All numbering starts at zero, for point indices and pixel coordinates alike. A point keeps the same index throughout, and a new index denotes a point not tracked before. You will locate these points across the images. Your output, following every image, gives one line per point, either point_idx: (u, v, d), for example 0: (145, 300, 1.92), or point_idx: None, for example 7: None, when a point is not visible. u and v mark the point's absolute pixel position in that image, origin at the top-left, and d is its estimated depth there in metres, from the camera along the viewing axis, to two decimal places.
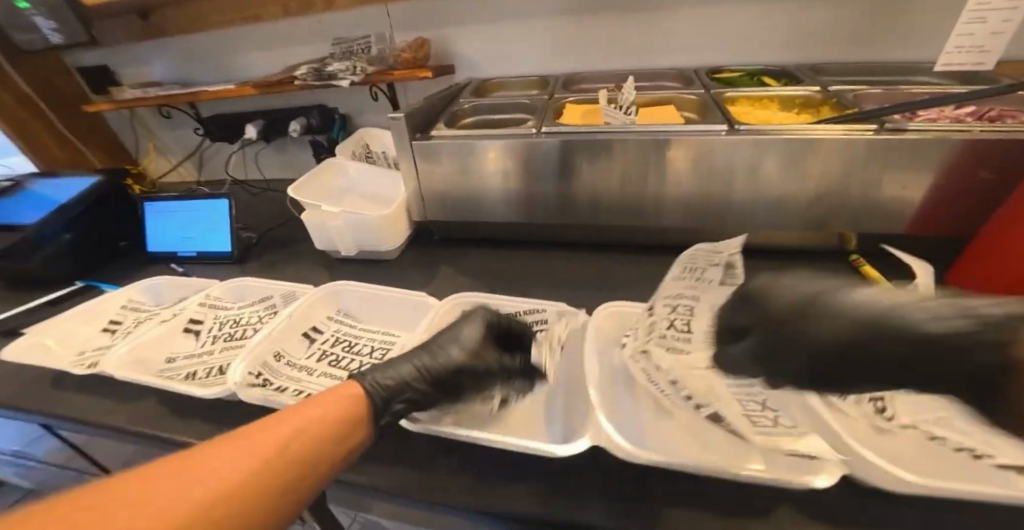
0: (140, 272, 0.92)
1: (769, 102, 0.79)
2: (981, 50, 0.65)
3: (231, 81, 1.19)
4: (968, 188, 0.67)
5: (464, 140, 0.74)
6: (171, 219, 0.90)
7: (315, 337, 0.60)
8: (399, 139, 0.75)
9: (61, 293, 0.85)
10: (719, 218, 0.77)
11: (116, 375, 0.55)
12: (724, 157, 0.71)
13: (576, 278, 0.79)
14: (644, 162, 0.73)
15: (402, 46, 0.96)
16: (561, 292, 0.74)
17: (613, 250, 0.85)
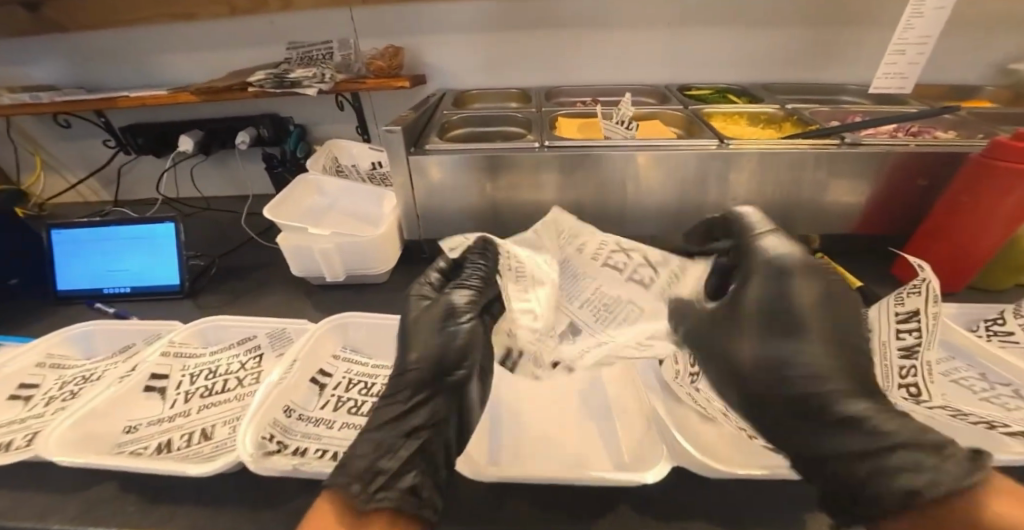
0: (49, 316, 0.74)
1: (739, 118, 0.83)
2: (902, 77, 0.69)
3: (152, 86, 1.02)
4: (910, 193, 0.76)
5: (464, 153, 0.70)
6: (92, 250, 0.74)
7: (324, 380, 0.52)
8: (392, 152, 0.69)
9: None
10: None
11: (60, 460, 0.43)
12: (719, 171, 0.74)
13: None
14: (645, 175, 0.74)
15: (374, 54, 0.90)
16: None
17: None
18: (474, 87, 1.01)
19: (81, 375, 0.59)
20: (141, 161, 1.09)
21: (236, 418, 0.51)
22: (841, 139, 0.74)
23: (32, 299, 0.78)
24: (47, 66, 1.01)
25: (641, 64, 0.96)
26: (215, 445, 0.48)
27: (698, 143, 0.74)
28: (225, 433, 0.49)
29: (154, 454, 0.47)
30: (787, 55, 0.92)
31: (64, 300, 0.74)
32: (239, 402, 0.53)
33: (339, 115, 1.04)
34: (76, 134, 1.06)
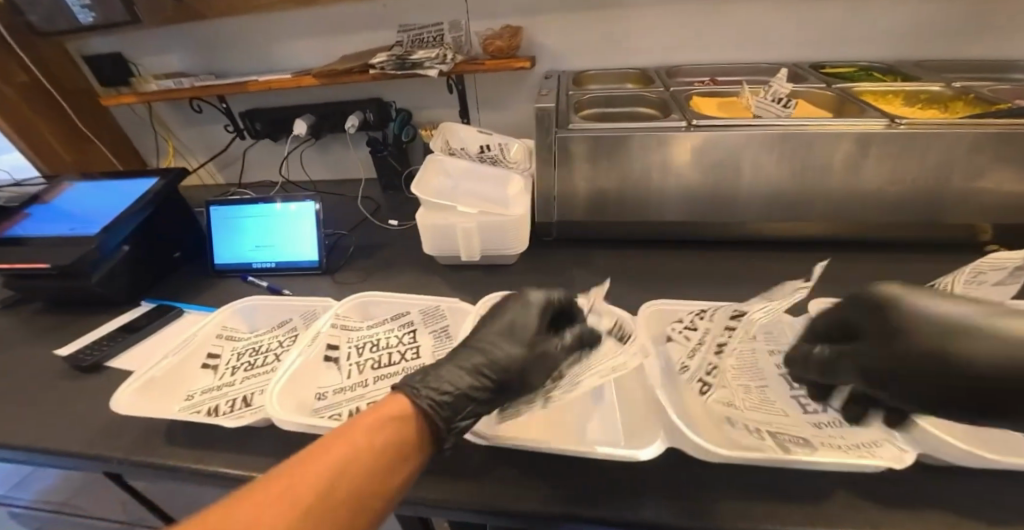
0: (206, 288, 0.80)
1: (893, 98, 0.77)
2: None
3: (269, 72, 1.06)
4: None
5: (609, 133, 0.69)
6: (244, 228, 0.80)
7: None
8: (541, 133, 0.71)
9: (122, 316, 0.72)
10: (859, 215, 0.75)
11: (279, 422, 0.45)
12: (880, 152, 0.69)
13: (717, 276, 0.75)
14: (790, 157, 0.70)
15: (490, 34, 0.88)
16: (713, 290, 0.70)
17: (736, 246, 0.82)
18: (585, 68, 0.98)
19: (252, 347, 0.63)
20: (257, 145, 1.14)
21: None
22: None
23: (187, 272, 0.85)
24: (177, 55, 1.08)
25: (768, 39, 0.91)
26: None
27: (859, 122, 0.69)
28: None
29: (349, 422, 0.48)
30: (935, 26, 0.85)
31: (219, 272, 0.81)
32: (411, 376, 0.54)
33: (443, 98, 1.05)
34: (202, 119, 1.13)
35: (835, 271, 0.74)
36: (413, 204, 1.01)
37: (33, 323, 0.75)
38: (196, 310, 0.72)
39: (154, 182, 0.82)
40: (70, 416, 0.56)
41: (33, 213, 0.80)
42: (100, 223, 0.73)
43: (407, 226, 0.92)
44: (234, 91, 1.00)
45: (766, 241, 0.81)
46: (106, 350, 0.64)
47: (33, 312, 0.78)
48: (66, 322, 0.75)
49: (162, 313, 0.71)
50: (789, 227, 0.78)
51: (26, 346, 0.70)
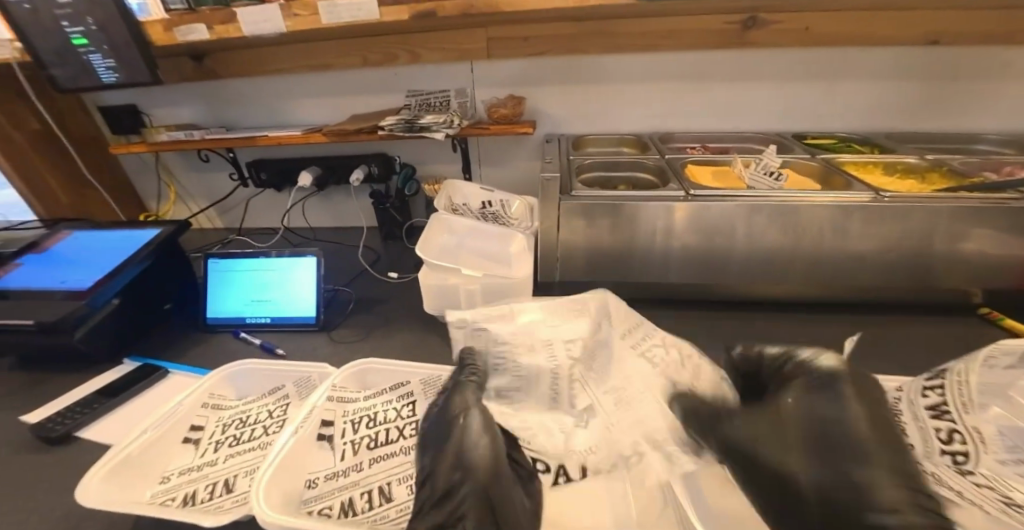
0: (196, 344, 0.77)
1: (873, 168, 0.82)
2: None
3: (277, 127, 1.09)
4: None
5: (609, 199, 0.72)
6: (243, 280, 0.78)
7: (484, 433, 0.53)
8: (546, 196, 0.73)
9: (104, 375, 0.69)
10: (854, 279, 0.76)
11: (265, 523, 0.42)
12: (868, 222, 0.72)
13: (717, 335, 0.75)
14: (790, 225, 0.72)
15: (496, 102, 0.93)
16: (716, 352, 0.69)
17: (738, 306, 0.82)
18: (584, 132, 1.02)
19: (239, 417, 0.60)
20: (259, 195, 1.16)
21: (414, 477, 0.50)
22: (1016, 193, 0.70)
23: (177, 326, 0.82)
24: (190, 110, 1.12)
25: (757, 111, 0.96)
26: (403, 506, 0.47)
27: (848, 194, 0.72)
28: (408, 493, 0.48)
29: (341, 517, 0.45)
30: (905, 106, 0.92)
31: (210, 326, 0.79)
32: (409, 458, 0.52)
33: (446, 156, 1.08)
34: (207, 169, 1.15)
35: (838, 334, 0.74)
36: (413, 258, 1.01)
37: (8, 382, 0.71)
38: (184, 369, 0.69)
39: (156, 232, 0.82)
40: (38, 486, 0.52)
41: (23, 261, 0.77)
42: (93, 275, 0.71)
43: (407, 280, 0.91)
44: (242, 145, 1.03)
45: (765, 302, 0.82)
46: (83, 417, 0.60)
47: (9, 365, 0.75)
48: (43, 381, 0.71)
49: (147, 373, 0.67)
50: (790, 290, 0.79)
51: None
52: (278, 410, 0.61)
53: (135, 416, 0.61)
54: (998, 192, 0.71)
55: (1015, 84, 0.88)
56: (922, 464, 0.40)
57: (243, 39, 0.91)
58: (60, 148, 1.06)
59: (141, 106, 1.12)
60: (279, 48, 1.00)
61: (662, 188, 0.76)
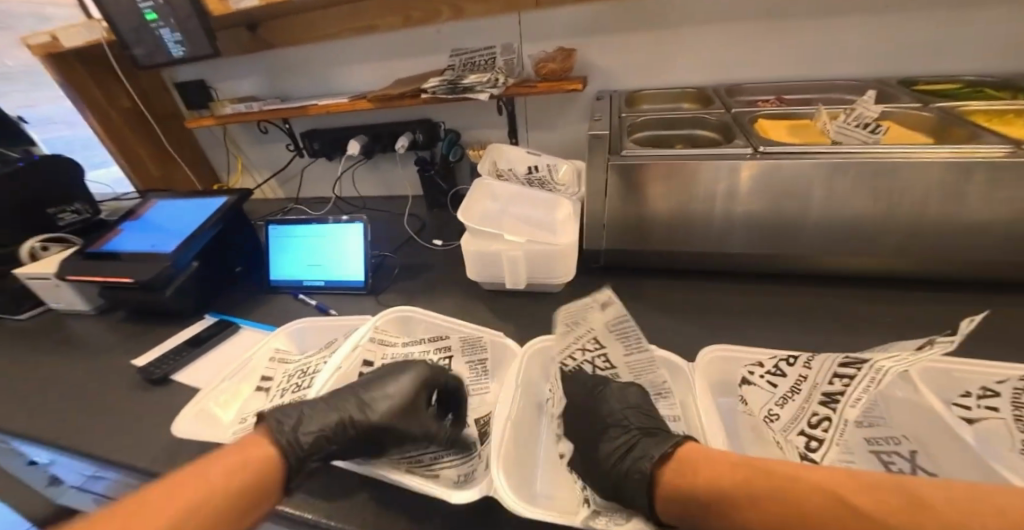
0: (262, 305, 0.83)
1: (1013, 118, 0.65)
2: None
3: (329, 94, 1.11)
4: None
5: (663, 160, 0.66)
6: (299, 246, 0.83)
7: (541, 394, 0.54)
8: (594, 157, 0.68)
9: (189, 329, 0.77)
10: (974, 254, 0.63)
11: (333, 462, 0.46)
12: (995, 187, 0.58)
13: (784, 313, 0.67)
14: (887, 190, 0.61)
15: (543, 56, 0.87)
16: (779, 333, 0.62)
17: (813, 282, 0.72)
18: (640, 85, 0.92)
19: (300, 369, 0.63)
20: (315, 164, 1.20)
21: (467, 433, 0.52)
22: None
23: (246, 287, 0.89)
24: (252, 81, 1.17)
25: (855, 51, 0.80)
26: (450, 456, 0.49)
27: (974, 149, 0.58)
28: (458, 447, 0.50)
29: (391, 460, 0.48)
30: None
31: (272, 290, 0.85)
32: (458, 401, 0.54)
33: (492, 119, 1.05)
34: (270, 139, 1.21)
35: (939, 316, 0.63)
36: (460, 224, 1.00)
37: (115, 335, 0.81)
38: (252, 327, 0.76)
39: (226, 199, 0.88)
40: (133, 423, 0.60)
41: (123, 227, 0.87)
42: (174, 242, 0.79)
43: (452, 247, 0.91)
44: (297, 113, 1.06)
45: (847, 278, 0.71)
46: (172, 367, 0.68)
47: (115, 318, 0.86)
48: (142, 334, 0.80)
49: (221, 330, 0.75)
50: (883, 263, 0.67)
51: (108, 358, 0.76)
52: (335, 361, 0.62)
53: (213, 367, 0.68)
54: None
55: None
56: None
57: (291, 4, 0.92)
58: (148, 124, 1.17)
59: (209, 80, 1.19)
60: (326, 12, 0.99)
61: (727, 146, 0.68)
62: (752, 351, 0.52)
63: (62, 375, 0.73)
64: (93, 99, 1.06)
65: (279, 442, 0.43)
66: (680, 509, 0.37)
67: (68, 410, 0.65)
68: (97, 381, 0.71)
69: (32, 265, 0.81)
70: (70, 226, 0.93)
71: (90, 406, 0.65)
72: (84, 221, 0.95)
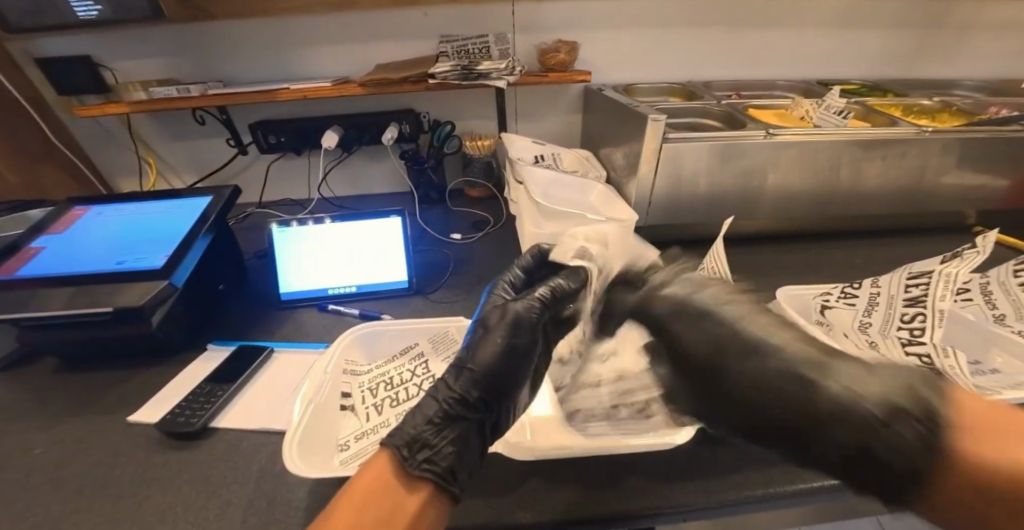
0: (280, 323, 0.71)
1: (895, 110, 0.93)
2: None
3: (286, 80, 0.97)
4: None
5: (702, 142, 0.73)
6: (320, 249, 0.72)
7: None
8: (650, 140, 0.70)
9: (199, 365, 0.62)
10: (895, 206, 0.87)
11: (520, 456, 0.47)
12: (912, 157, 0.81)
13: (787, 263, 0.83)
14: (853, 163, 0.80)
15: (548, 47, 0.91)
16: (795, 277, 0.78)
17: (793, 238, 0.90)
18: (630, 79, 1.00)
19: (384, 380, 0.57)
20: (258, 161, 1.06)
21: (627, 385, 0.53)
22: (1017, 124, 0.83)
23: (241, 305, 0.74)
24: (171, 60, 0.95)
25: (787, 58, 1.01)
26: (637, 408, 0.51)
27: (902, 130, 0.80)
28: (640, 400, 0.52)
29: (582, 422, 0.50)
30: (902, 53, 1.04)
31: (284, 305, 0.73)
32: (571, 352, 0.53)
33: (481, 109, 1.05)
34: (200, 133, 1.02)
35: (881, 254, 0.86)
36: (469, 217, 0.98)
37: (72, 388, 0.61)
38: (292, 347, 0.65)
39: (202, 201, 0.73)
40: (199, 481, 0.48)
41: (44, 244, 0.65)
42: (159, 253, 0.62)
43: (473, 239, 0.89)
44: (253, 99, 0.90)
45: (814, 233, 0.91)
46: (214, 405, 0.55)
47: (51, 370, 0.64)
48: (119, 380, 0.62)
49: (251, 356, 0.62)
50: (842, 220, 0.88)
51: (80, 417, 0.57)
52: (419, 368, 0.59)
53: (266, 400, 0.57)
54: (1004, 125, 0.84)
55: (980, 35, 1.04)
56: (1012, 325, 0.54)
57: None
58: (11, 112, 0.88)
59: (101, 58, 0.93)
60: None
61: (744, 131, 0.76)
62: (809, 289, 0.67)
63: (13, 450, 0.53)
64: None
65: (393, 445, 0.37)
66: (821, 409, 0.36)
67: (67, 487, 0.48)
68: (86, 446, 0.53)
69: None
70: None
71: (102, 475, 0.49)
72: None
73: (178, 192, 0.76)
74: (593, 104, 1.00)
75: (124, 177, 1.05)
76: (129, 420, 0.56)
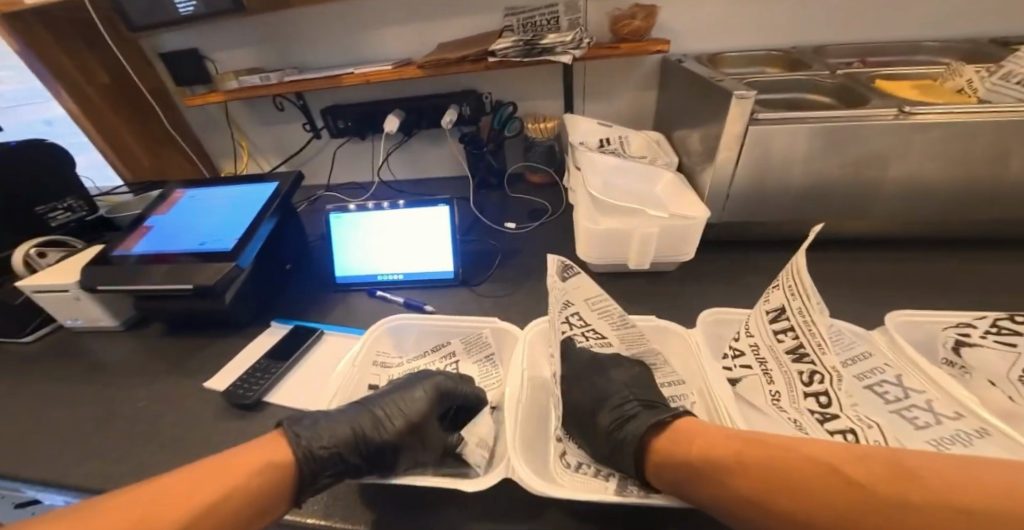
0: (334, 306, 0.73)
1: None
2: None
3: (355, 64, 1.00)
4: None
5: (804, 121, 0.60)
6: (371, 235, 0.73)
7: (755, 342, 0.46)
8: (737, 123, 0.59)
9: (259, 340, 0.67)
10: None
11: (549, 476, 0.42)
12: None
13: (914, 276, 0.65)
14: None
15: (621, 14, 0.82)
16: (924, 296, 0.61)
17: (931, 244, 0.71)
18: (721, 48, 0.86)
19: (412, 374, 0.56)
20: (330, 144, 1.11)
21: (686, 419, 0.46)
22: None
23: (302, 285, 0.78)
24: (259, 49, 1.03)
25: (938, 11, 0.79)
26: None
27: None
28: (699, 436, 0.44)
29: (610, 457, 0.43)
30: None
31: (339, 287, 0.76)
32: (544, 386, 0.51)
33: (547, 89, 0.99)
34: (283, 118, 1.10)
35: None
36: (527, 205, 0.93)
37: (164, 350, 0.69)
38: (340, 331, 0.66)
39: (275, 184, 0.77)
40: None
41: (151, 224, 0.73)
42: (232, 235, 0.68)
43: (528, 229, 0.85)
44: (322, 84, 0.93)
45: (964, 240, 0.71)
46: (267, 383, 0.58)
47: (149, 332, 0.74)
48: (198, 347, 0.69)
49: (303, 336, 0.65)
50: (1002, 224, 0.68)
51: (165, 377, 0.64)
52: (448, 367, 0.58)
53: (311, 381, 0.59)
54: None
55: None
56: None
57: None
58: (137, 103, 1.02)
59: (203, 50, 1.03)
60: None
61: (865, 108, 0.60)
62: (941, 316, 0.53)
63: (114, 401, 0.61)
64: (60, 70, 0.89)
65: (293, 453, 0.41)
66: (677, 478, 0.37)
67: (146, 439, 0.55)
68: (165, 404, 0.59)
69: (48, 276, 0.66)
70: (62, 227, 0.80)
71: (164, 436, 0.55)
72: (79, 220, 0.82)
73: (257, 176, 0.81)
74: (672, 80, 0.88)
75: (224, 159, 1.18)
76: (203, 387, 0.61)
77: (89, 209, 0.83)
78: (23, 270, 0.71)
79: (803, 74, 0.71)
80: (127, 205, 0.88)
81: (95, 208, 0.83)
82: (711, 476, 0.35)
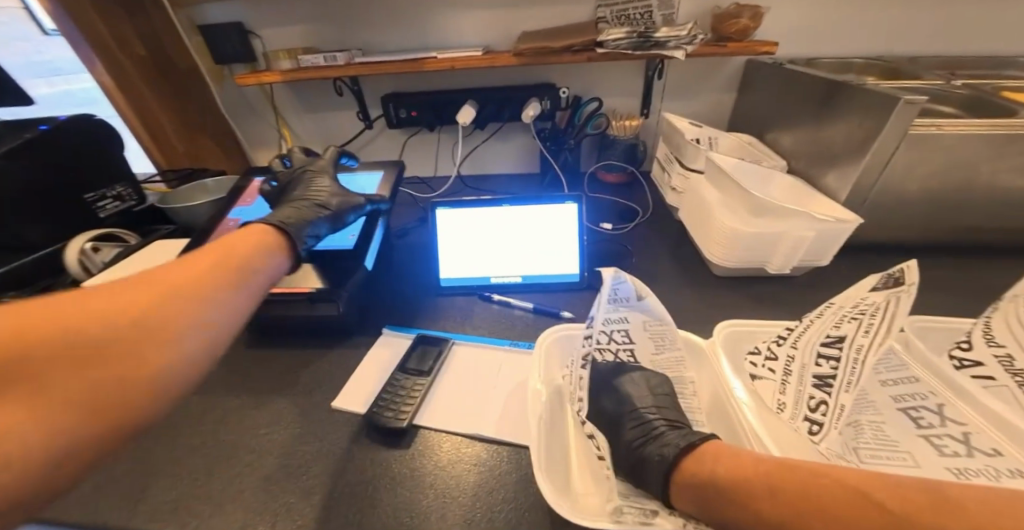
0: (446, 312, 0.67)
1: None
2: None
3: (425, 49, 0.92)
4: None
5: (961, 128, 0.59)
6: (485, 232, 0.67)
7: (1009, 353, 0.41)
8: (893, 126, 0.59)
9: (377, 350, 0.60)
10: None
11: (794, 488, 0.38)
12: None
13: None
14: None
15: (728, 12, 0.79)
16: None
17: None
18: (810, 52, 0.87)
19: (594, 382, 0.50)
20: (382, 135, 1.03)
21: (917, 429, 0.40)
22: None
23: (398, 289, 0.71)
24: (314, 27, 0.92)
25: None
26: (918, 463, 0.38)
27: None
28: (929, 450, 0.39)
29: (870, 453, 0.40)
30: None
31: (444, 292, 0.69)
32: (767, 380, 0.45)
33: (628, 86, 0.96)
34: (333, 104, 0.99)
35: None
36: (613, 206, 0.90)
37: (264, 365, 0.61)
38: (470, 340, 0.61)
39: (371, 173, 0.71)
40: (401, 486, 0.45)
41: (239, 216, 0.65)
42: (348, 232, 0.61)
43: (626, 230, 0.82)
44: (396, 69, 0.85)
45: None
46: (416, 400, 0.52)
47: None
48: (305, 361, 0.61)
49: (432, 343, 0.59)
50: None
51: (268, 396, 0.56)
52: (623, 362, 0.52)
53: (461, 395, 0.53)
54: None
55: None
56: None
57: None
58: (174, 83, 0.93)
59: (248, 25, 0.91)
60: None
61: (1013, 117, 0.61)
62: None
63: (227, 427, 0.53)
64: (99, 41, 0.82)
65: None
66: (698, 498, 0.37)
67: (286, 473, 0.47)
68: (297, 428, 0.52)
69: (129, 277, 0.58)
70: (111, 217, 0.73)
71: (293, 471, 0.47)
72: (126, 210, 0.76)
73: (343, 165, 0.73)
74: (760, 83, 0.87)
75: (259, 148, 1.07)
76: (335, 407, 0.54)
77: (137, 198, 0.77)
78: (78, 268, 0.64)
79: (927, 83, 0.70)
80: (177, 193, 0.79)
81: (143, 197, 0.77)
82: (734, 496, 0.35)
